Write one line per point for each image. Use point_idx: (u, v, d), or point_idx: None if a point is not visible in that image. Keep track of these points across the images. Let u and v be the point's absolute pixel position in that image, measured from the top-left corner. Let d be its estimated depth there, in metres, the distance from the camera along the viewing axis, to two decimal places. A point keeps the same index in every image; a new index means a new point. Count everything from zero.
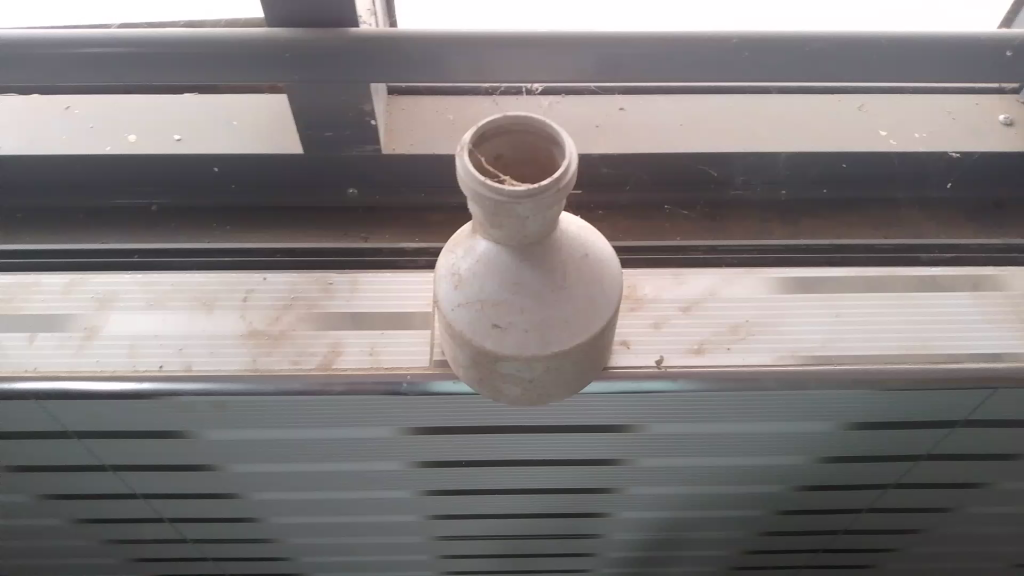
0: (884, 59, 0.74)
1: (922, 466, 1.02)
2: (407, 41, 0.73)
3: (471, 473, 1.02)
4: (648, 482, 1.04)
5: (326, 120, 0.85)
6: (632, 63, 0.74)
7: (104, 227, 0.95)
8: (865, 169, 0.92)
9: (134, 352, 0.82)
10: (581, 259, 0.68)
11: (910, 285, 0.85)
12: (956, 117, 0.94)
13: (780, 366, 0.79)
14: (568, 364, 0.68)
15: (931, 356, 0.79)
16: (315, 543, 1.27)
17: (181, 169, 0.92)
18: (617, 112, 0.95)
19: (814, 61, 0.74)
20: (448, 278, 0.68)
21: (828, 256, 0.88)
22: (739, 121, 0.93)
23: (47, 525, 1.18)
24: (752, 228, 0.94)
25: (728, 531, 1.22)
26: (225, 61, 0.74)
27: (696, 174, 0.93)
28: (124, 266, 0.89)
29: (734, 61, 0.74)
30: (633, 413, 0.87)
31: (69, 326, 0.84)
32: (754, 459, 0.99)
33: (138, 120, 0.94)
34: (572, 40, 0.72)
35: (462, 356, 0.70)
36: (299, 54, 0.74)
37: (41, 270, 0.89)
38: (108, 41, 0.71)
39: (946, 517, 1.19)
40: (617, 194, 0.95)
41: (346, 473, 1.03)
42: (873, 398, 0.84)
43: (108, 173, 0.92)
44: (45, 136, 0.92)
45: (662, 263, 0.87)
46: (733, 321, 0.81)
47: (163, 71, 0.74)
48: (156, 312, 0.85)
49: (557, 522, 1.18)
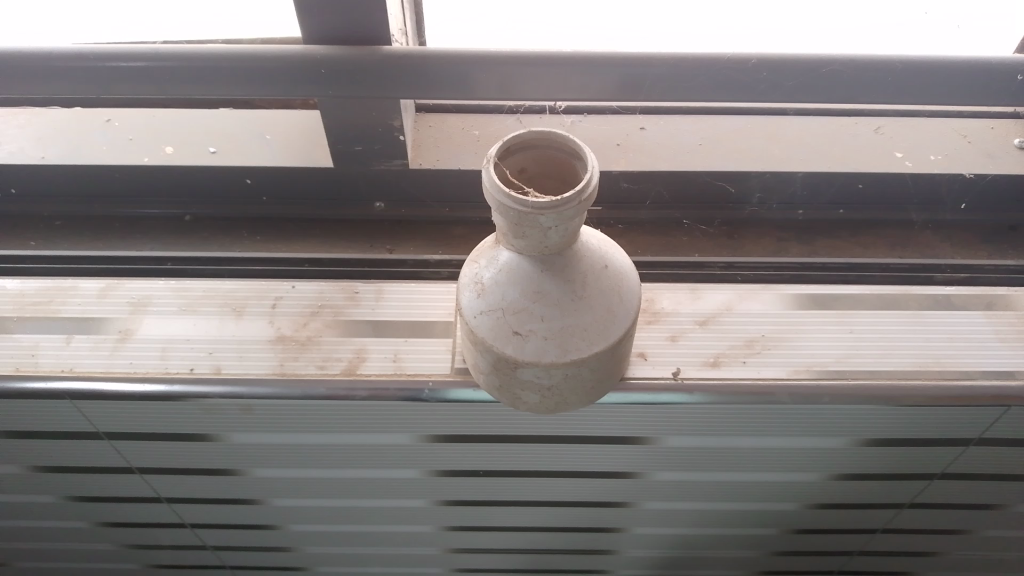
0: (900, 83, 0.76)
1: (936, 485, 1.02)
2: (437, 59, 0.76)
3: (488, 483, 1.03)
4: (663, 497, 1.05)
5: (356, 135, 0.88)
6: (653, 83, 0.77)
7: (139, 235, 0.99)
8: (880, 190, 0.94)
9: (166, 355, 0.84)
10: (600, 271, 0.70)
11: (924, 303, 0.86)
12: (972, 141, 0.95)
13: (795, 380, 0.80)
14: (585, 372, 0.70)
15: (945, 373, 0.80)
16: (331, 553, 1.28)
17: (215, 180, 0.95)
18: (638, 131, 0.97)
19: (831, 83, 0.76)
20: (470, 287, 0.71)
21: (843, 275, 0.89)
22: (757, 142, 0.95)
23: (72, 527, 1.21)
24: (770, 246, 0.96)
25: (742, 549, 1.23)
26: (262, 76, 0.77)
27: (714, 192, 0.95)
28: (158, 272, 0.92)
29: (752, 82, 0.76)
30: (649, 426, 0.89)
31: (104, 329, 0.87)
32: (769, 475, 1.00)
33: (175, 133, 0.97)
34: (596, 61, 0.75)
35: (483, 362, 0.72)
36: (334, 71, 0.77)
37: (80, 275, 0.92)
38: (153, 55, 0.75)
39: (961, 541, 1.19)
40: (638, 210, 0.98)
41: (366, 481, 1.05)
42: (887, 414, 0.85)
43: (145, 182, 0.96)
44: (86, 147, 0.95)
45: (679, 278, 0.89)
46: (750, 335, 0.83)
47: (203, 85, 0.78)
48: (187, 316, 0.88)
49: (572, 536, 1.19)
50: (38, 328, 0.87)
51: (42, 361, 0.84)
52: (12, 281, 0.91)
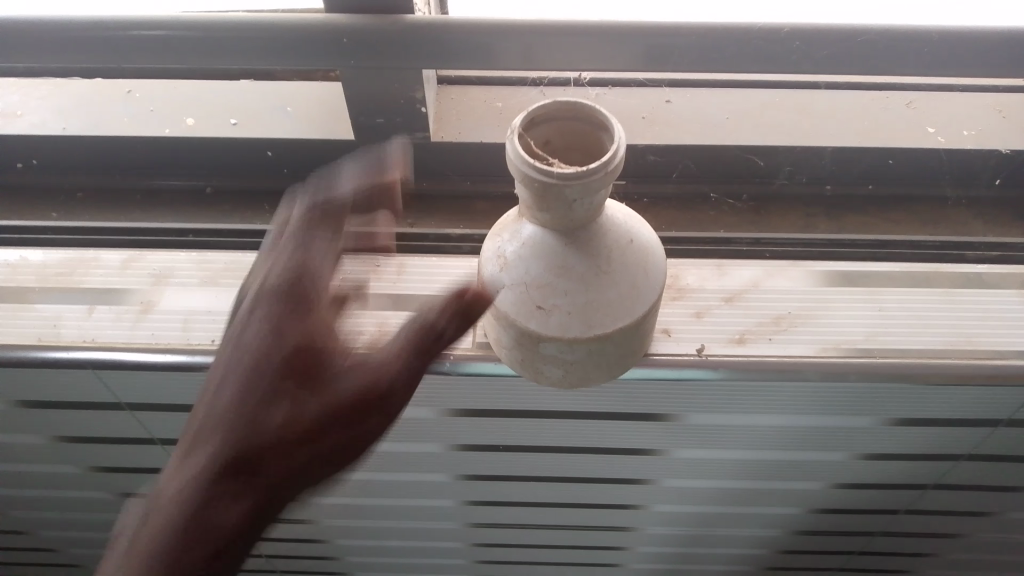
0: (936, 53, 0.74)
1: (962, 467, 1.01)
2: (462, 31, 0.74)
3: (507, 458, 1.03)
4: (683, 474, 1.05)
5: (378, 107, 0.87)
6: (683, 54, 0.74)
7: (160, 207, 0.98)
8: (912, 165, 0.92)
9: (188, 327, 0.84)
10: (625, 246, 0.68)
11: (958, 281, 0.84)
12: (1007, 115, 0.93)
13: (821, 358, 0.79)
14: (609, 348, 0.69)
15: (976, 352, 0.79)
16: (349, 526, 1.29)
17: (236, 153, 0.95)
18: (663, 104, 0.95)
19: (865, 55, 0.74)
20: (494, 260, 0.70)
21: (872, 252, 0.88)
22: (787, 116, 0.92)
23: (94, 498, 1.22)
24: (797, 222, 0.94)
25: (763, 527, 1.22)
26: (284, 47, 0.76)
27: (741, 166, 0.93)
28: (180, 244, 0.92)
29: (783, 52, 0.74)
30: (671, 402, 0.88)
31: (127, 300, 0.87)
32: (791, 454, 0.99)
33: (196, 104, 0.96)
34: (623, 31, 0.74)
35: (505, 338, 0.72)
36: (356, 40, 0.76)
37: (102, 247, 0.92)
38: (174, 24, 0.74)
39: (984, 522, 1.17)
40: (663, 184, 0.96)
41: (386, 455, 1.04)
42: (916, 393, 0.84)
43: (167, 154, 0.96)
44: (108, 118, 0.95)
45: (705, 253, 0.88)
46: (776, 312, 0.82)
47: (226, 56, 0.77)
48: (208, 288, 0.87)
49: (591, 512, 1.18)
50: (62, 299, 0.87)
51: (65, 332, 0.85)
52: (35, 252, 0.92)
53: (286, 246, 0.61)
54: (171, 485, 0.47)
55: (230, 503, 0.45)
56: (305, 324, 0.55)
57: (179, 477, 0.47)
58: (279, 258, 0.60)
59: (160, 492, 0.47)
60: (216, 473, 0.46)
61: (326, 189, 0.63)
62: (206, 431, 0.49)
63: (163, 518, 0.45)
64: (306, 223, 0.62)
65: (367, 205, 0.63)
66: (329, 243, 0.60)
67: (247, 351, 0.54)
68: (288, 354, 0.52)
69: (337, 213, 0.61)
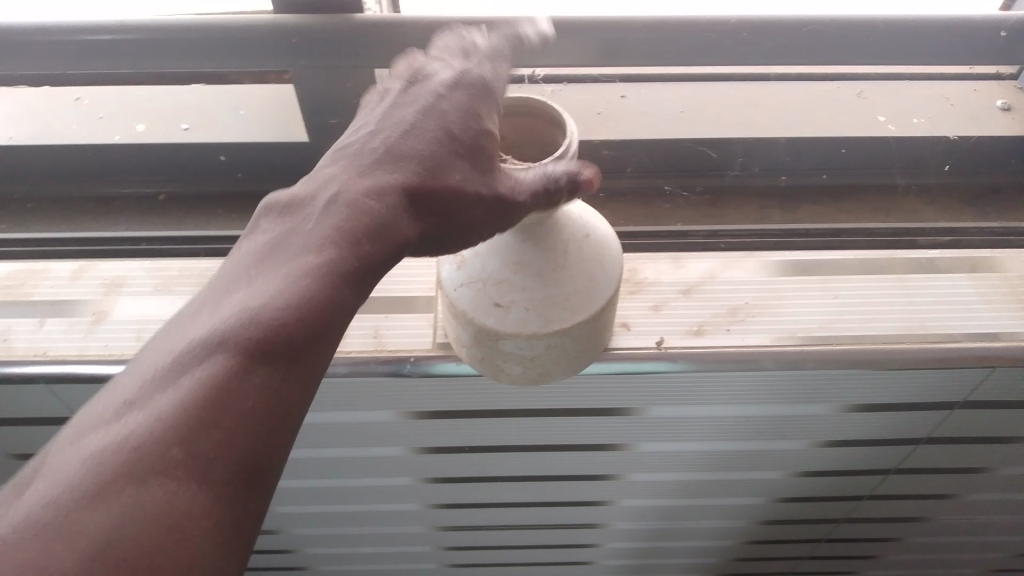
0: (883, 42, 0.75)
1: (921, 450, 1.02)
2: (413, 29, 0.74)
3: (473, 459, 1.03)
4: (649, 467, 1.05)
5: (331, 108, 0.86)
6: (634, 48, 0.75)
7: (111, 216, 0.96)
8: (864, 154, 0.93)
9: (142, 336, 0.83)
10: (582, 240, 0.68)
11: (908, 268, 0.86)
12: (955, 103, 0.94)
13: (779, 347, 0.79)
14: (568, 342, 0.69)
15: (930, 336, 0.80)
16: (317, 534, 1.27)
17: (188, 158, 0.93)
18: (618, 99, 0.94)
19: (814, 45, 0.75)
20: (451, 258, 0.69)
21: (827, 241, 0.89)
22: (741, 110, 0.94)
23: None
24: (754, 214, 0.94)
25: (731, 518, 1.23)
26: (233, 48, 0.75)
27: (697, 159, 0.94)
28: (133, 252, 0.91)
29: (734, 44, 0.74)
30: (633, 396, 0.88)
31: (79, 311, 0.85)
32: (754, 443, 1.00)
33: (145, 108, 0.95)
34: (575, 27, 0.74)
35: (465, 336, 0.71)
36: (306, 40, 0.75)
37: (53, 257, 0.91)
38: (120, 27, 0.73)
39: (946, 504, 1.19)
40: (619, 179, 0.96)
41: (350, 459, 1.04)
42: (872, 379, 0.85)
43: (118, 162, 0.94)
44: (56, 125, 0.93)
45: (663, 247, 0.88)
46: (733, 303, 0.82)
47: (175, 59, 0.76)
48: (162, 296, 0.86)
49: (560, 510, 1.18)
50: (11, 312, 0.85)
51: (14, 345, 0.83)
52: None
53: (408, 133, 0.50)
54: (207, 407, 0.41)
55: (231, 443, 0.41)
56: (383, 248, 0.47)
57: (222, 416, 0.41)
58: (421, 117, 0.51)
59: (173, 397, 0.41)
60: (262, 416, 0.42)
61: (467, 82, 0.52)
62: (252, 342, 0.43)
63: (167, 462, 0.39)
64: (443, 112, 0.51)
65: (477, 130, 0.51)
66: (438, 154, 0.50)
67: (324, 251, 0.46)
68: (375, 256, 0.47)
69: (476, 118, 0.51)
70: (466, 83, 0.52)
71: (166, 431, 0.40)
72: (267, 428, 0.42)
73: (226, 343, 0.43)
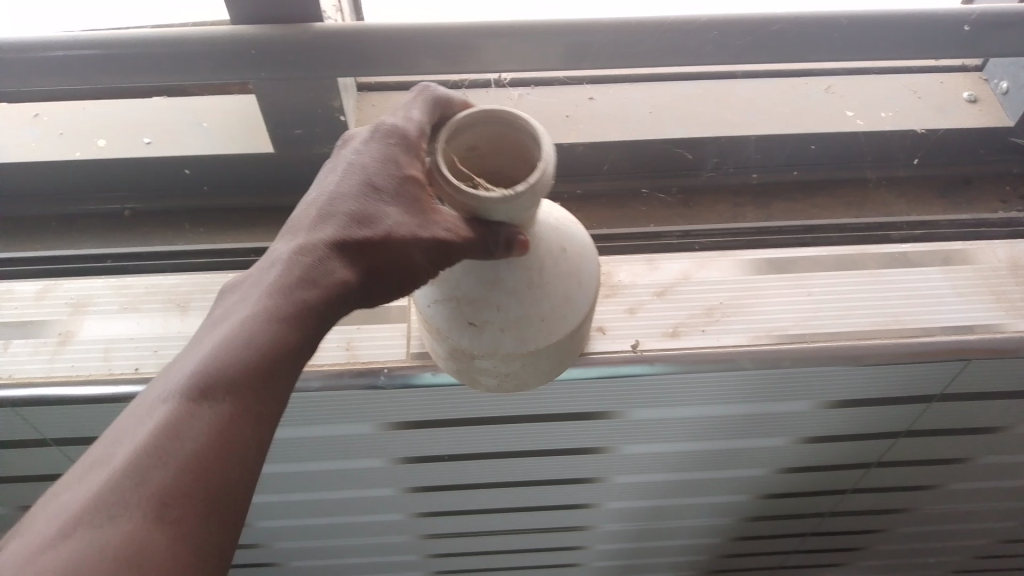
0: (846, 38, 0.74)
1: (901, 443, 1.03)
2: (374, 36, 0.73)
3: (454, 467, 1.02)
4: (631, 469, 1.05)
5: (296, 117, 0.85)
6: (599, 50, 0.74)
7: (77, 234, 0.94)
8: (835, 150, 0.93)
9: (109, 356, 0.81)
10: (557, 256, 0.65)
11: (882, 262, 0.85)
12: (922, 95, 0.95)
13: (755, 346, 0.79)
14: (543, 358, 0.68)
15: (904, 331, 0.80)
16: (301, 547, 1.26)
17: (152, 173, 0.92)
18: (587, 101, 0.94)
19: (778, 43, 0.74)
20: None
21: (800, 238, 0.89)
22: (708, 108, 0.93)
23: None
24: (726, 212, 0.94)
25: (716, 516, 1.22)
26: (189, 62, 0.73)
27: (670, 159, 0.93)
28: (99, 270, 0.89)
29: (700, 44, 0.74)
30: (612, 399, 0.87)
31: (44, 332, 0.83)
32: (736, 442, 1.00)
33: (108, 124, 0.93)
34: (539, 30, 0.73)
35: (440, 349, 0.70)
36: (264, 50, 0.74)
37: (16, 278, 0.89)
38: (74, 43, 0.71)
39: (928, 495, 1.20)
40: (590, 182, 0.96)
41: (330, 472, 1.02)
42: (849, 374, 0.85)
43: (80, 179, 0.92)
44: (14, 143, 0.91)
45: (636, 249, 0.88)
46: (707, 304, 0.82)
47: (131, 74, 0.74)
48: (129, 314, 0.84)
49: (544, 514, 1.17)
50: None
51: None
52: None
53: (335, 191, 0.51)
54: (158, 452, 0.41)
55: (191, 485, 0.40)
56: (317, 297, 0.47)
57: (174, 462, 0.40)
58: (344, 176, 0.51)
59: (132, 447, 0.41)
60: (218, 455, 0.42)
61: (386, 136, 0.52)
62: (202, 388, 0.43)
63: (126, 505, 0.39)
64: (365, 167, 0.51)
65: (396, 177, 0.51)
66: (364, 207, 0.49)
67: (266, 297, 0.46)
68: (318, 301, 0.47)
69: (397, 166, 0.51)
70: (385, 138, 0.52)
71: (125, 477, 0.40)
72: (226, 462, 0.42)
73: (180, 389, 0.43)
